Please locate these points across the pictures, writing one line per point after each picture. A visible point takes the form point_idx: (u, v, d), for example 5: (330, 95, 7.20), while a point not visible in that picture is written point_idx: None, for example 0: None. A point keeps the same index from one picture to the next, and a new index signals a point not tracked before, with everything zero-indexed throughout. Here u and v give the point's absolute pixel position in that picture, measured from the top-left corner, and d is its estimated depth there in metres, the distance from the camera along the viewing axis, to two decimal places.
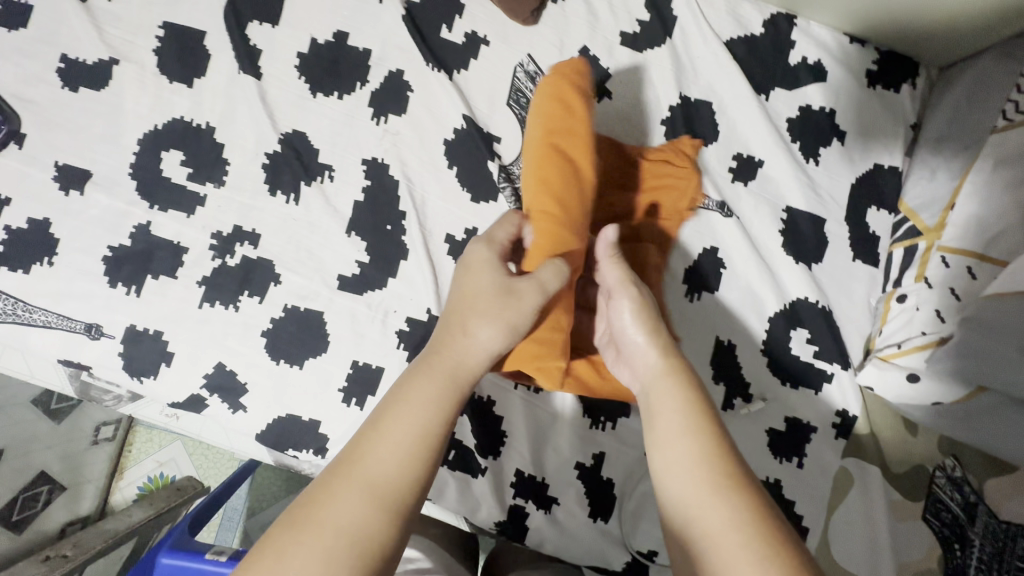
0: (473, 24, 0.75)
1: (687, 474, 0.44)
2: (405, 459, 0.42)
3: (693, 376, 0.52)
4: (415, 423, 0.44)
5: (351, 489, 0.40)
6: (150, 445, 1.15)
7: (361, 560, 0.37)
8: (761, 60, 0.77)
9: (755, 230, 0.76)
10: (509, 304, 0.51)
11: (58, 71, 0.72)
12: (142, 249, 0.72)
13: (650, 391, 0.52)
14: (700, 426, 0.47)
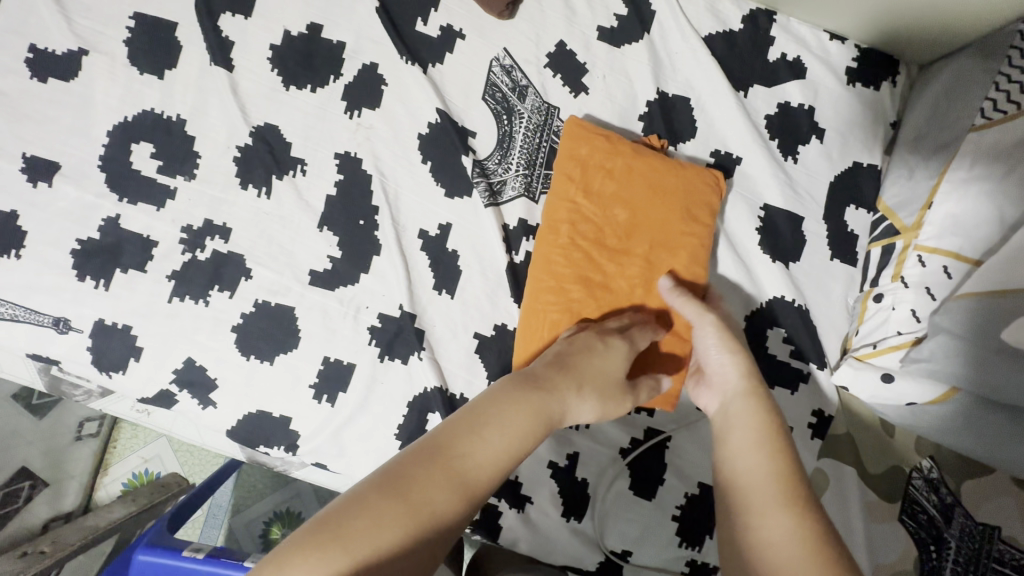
0: (449, 18, 0.74)
1: (759, 484, 0.45)
2: (494, 467, 0.44)
3: (773, 402, 0.53)
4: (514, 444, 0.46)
5: (436, 470, 0.41)
6: (136, 441, 1.14)
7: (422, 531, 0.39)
8: (740, 56, 0.76)
9: (733, 228, 0.75)
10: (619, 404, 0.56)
11: (26, 62, 0.71)
12: (111, 242, 0.71)
13: (727, 409, 0.54)
14: (776, 445, 0.48)
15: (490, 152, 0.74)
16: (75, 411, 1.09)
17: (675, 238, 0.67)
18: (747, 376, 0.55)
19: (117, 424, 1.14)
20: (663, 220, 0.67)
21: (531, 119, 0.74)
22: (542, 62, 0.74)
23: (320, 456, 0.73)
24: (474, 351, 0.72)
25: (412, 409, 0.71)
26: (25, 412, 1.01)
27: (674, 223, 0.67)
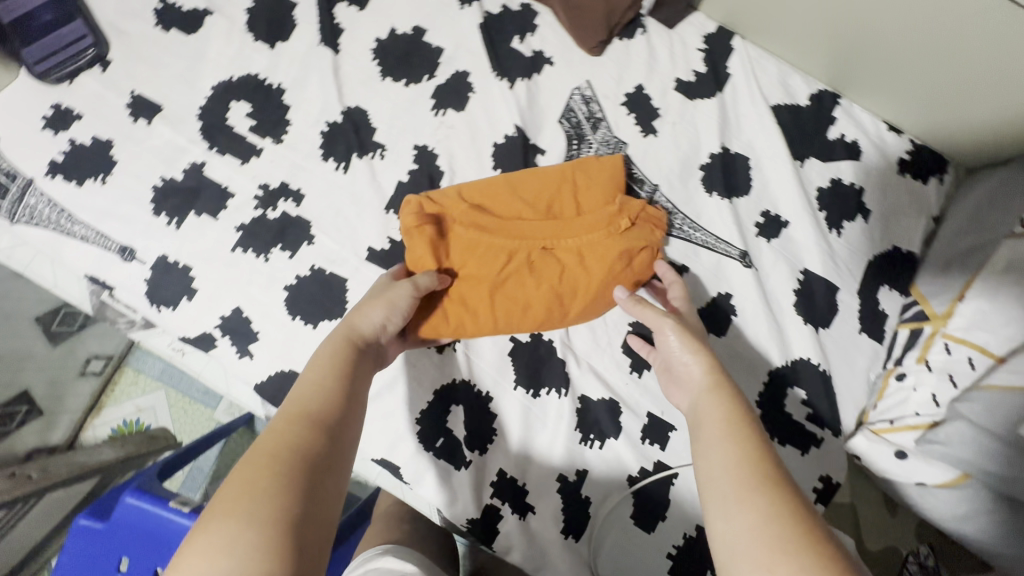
0: (542, 44, 0.80)
1: (728, 477, 0.45)
2: (318, 397, 0.51)
3: (735, 390, 0.55)
4: (320, 385, 0.53)
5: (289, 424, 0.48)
6: (134, 389, 1.16)
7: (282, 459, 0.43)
8: (803, 129, 0.81)
9: (771, 285, 0.78)
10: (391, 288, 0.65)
11: (155, 12, 0.77)
12: (191, 186, 0.75)
13: (696, 406, 0.56)
14: (737, 432, 0.50)
15: None
16: (87, 348, 1.12)
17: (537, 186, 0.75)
18: (705, 373, 0.58)
19: (121, 367, 1.16)
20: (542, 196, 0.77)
21: (600, 148, 0.78)
22: (619, 99, 0.79)
23: None
24: (507, 353, 0.76)
25: (437, 397, 0.75)
26: (42, 337, 1.06)
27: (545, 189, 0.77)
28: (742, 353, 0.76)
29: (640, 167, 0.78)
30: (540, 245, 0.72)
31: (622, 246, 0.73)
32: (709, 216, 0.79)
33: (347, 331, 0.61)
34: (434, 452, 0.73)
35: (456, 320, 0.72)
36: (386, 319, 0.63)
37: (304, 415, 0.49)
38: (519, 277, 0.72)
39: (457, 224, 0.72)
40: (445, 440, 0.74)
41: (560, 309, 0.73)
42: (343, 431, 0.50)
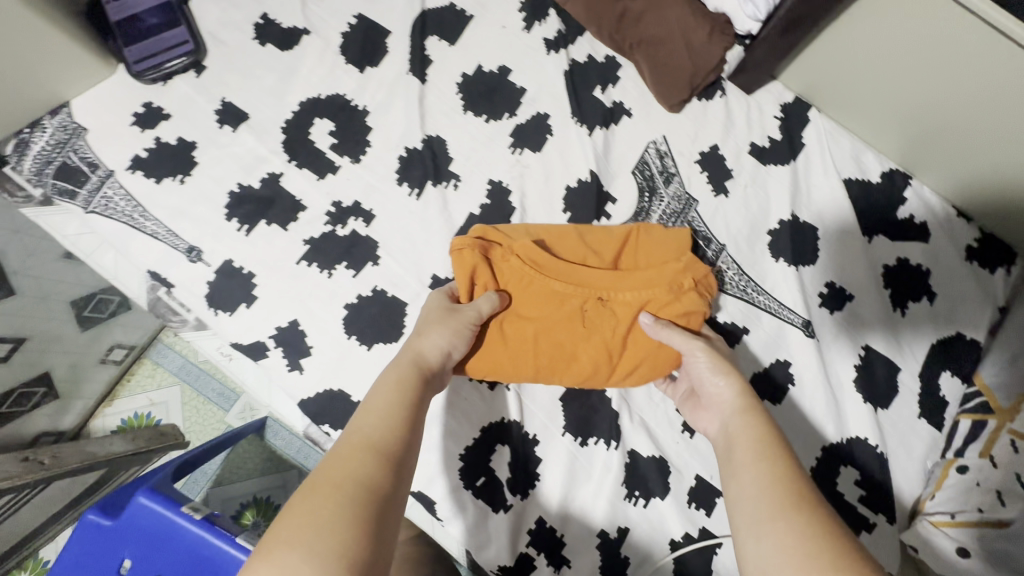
0: (623, 96, 0.81)
1: (757, 498, 0.44)
2: (387, 423, 0.49)
3: (767, 414, 0.54)
4: (388, 412, 0.50)
5: (357, 452, 0.45)
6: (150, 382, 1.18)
7: (348, 494, 0.41)
8: (872, 205, 0.81)
9: (831, 358, 0.77)
10: (457, 315, 0.63)
11: (255, 25, 0.80)
12: (266, 195, 0.76)
13: (726, 428, 0.55)
14: (772, 455, 0.48)
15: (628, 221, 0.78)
16: (112, 336, 1.10)
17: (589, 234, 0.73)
18: (738, 395, 0.58)
19: (139, 358, 1.18)
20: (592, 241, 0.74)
21: (670, 203, 0.79)
22: (693, 158, 0.80)
23: None
24: (559, 398, 0.75)
25: (484, 436, 0.73)
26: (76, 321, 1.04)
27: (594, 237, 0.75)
28: (798, 424, 0.75)
29: (708, 226, 0.79)
30: (595, 293, 0.69)
31: (682, 306, 0.69)
32: (774, 281, 0.78)
33: (417, 358, 0.58)
34: (473, 491, 0.71)
35: (497, 360, 0.68)
36: (450, 346, 0.61)
37: (367, 446, 0.46)
38: (569, 324, 0.69)
39: (512, 256, 0.69)
40: (486, 480, 0.72)
41: (606, 363, 0.69)
42: (405, 466, 0.47)
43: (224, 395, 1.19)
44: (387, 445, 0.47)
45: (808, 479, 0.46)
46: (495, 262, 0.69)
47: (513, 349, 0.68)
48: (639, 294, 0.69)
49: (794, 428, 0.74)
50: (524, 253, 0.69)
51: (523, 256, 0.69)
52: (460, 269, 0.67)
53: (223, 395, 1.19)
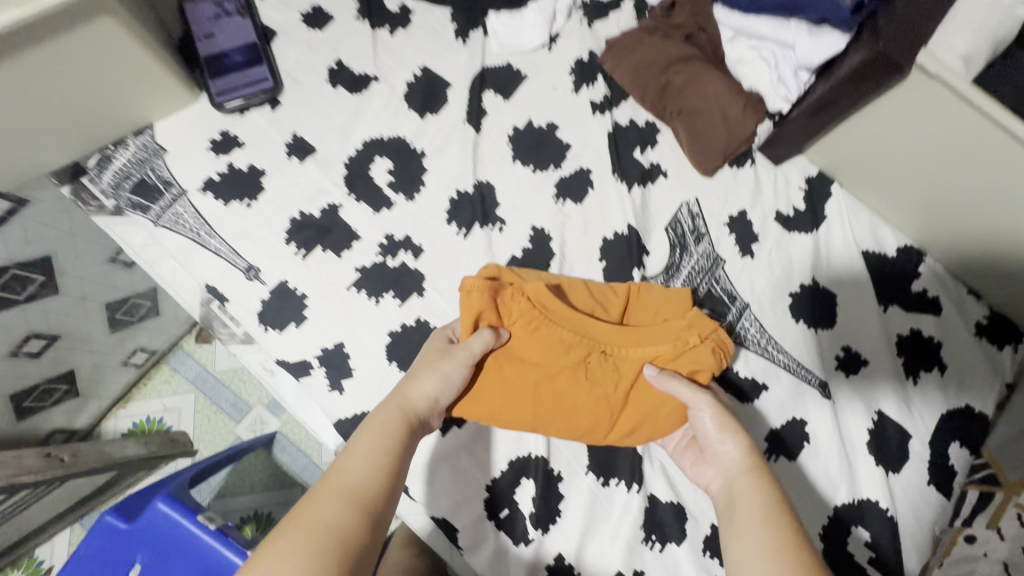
0: (660, 159, 0.88)
1: (766, 565, 0.50)
2: (368, 470, 0.54)
3: (772, 477, 0.60)
4: (373, 460, 0.55)
5: (338, 498, 0.51)
6: (166, 388, 1.26)
7: (320, 541, 0.46)
8: (887, 277, 0.87)
9: (845, 419, 0.81)
10: (452, 357, 0.67)
11: (328, 69, 0.87)
12: (324, 223, 0.82)
13: (732, 486, 0.61)
14: (776, 519, 0.54)
15: (659, 274, 0.83)
16: (137, 341, 1.16)
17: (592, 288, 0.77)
18: (745, 454, 0.63)
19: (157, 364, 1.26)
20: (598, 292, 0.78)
21: (699, 260, 0.84)
22: (722, 220, 0.86)
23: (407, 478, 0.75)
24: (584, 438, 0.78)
25: (510, 469, 0.76)
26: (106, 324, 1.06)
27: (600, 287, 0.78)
28: (812, 481, 0.78)
29: (733, 284, 0.84)
30: (598, 345, 0.73)
31: (686, 363, 0.72)
32: (793, 341, 0.83)
33: (405, 403, 0.63)
34: (496, 522, 0.74)
35: (495, 405, 0.71)
36: (439, 389, 0.65)
37: (349, 493, 0.52)
38: (570, 374, 0.72)
39: (521, 297, 0.72)
40: (508, 512, 0.75)
41: (606, 418, 0.72)
42: (384, 516, 0.53)
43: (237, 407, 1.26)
44: (369, 493, 0.52)
45: (810, 543, 0.51)
46: (504, 302, 0.72)
47: (512, 394, 0.71)
48: (642, 349, 0.72)
49: (808, 485, 0.77)
50: (534, 298, 0.72)
51: (533, 300, 0.72)
52: (466, 309, 0.70)
53: (235, 405, 1.27)
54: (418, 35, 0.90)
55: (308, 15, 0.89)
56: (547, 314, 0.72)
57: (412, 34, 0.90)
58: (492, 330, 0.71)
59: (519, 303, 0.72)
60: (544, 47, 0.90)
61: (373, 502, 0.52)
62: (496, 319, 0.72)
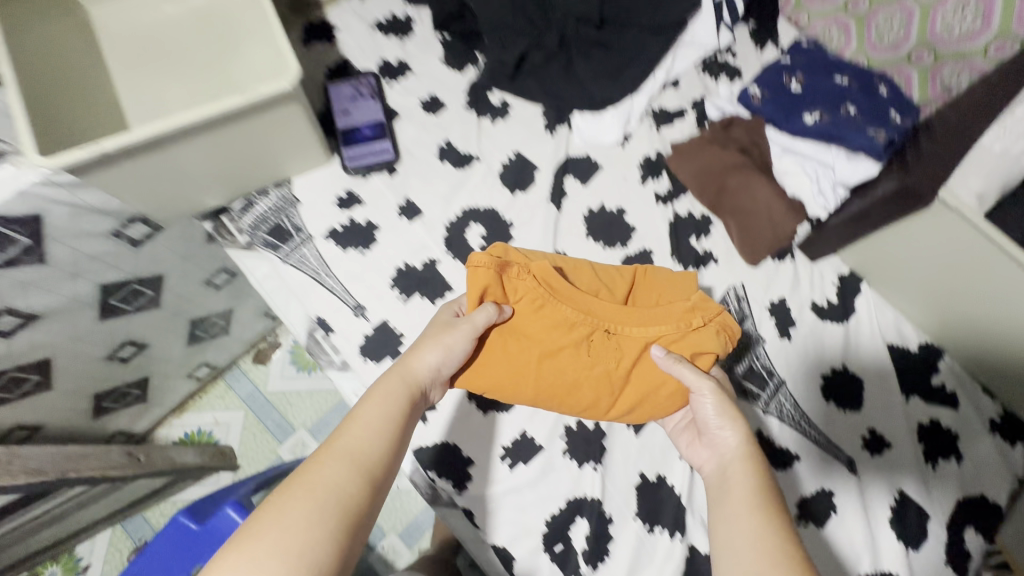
0: (711, 246, 1.02)
1: (750, 547, 0.58)
2: (368, 438, 0.65)
3: (766, 466, 0.68)
4: (373, 428, 0.66)
5: (340, 464, 0.61)
6: (210, 403, 1.76)
7: (327, 502, 0.58)
8: (910, 369, 0.98)
9: (868, 495, 0.89)
10: (457, 329, 0.77)
11: (439, 147, 1.04)
12: (425, 275, 0.96)
13: (725, 470, 0.70)
14: (764, 508, 0.62)
15: None
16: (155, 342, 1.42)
17: (595, 272, 0.88)
18: (743, 444, 0.71)
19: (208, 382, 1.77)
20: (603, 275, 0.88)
21: (743, 337, 0.96)
22: (764, 304, 0.99)
23: (476, 505, 0.85)
24: (634, 486, 0.87)
25: (567, 507, 0.86)
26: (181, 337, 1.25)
27: (606, 271, 0.88)
28: (837, 549, 0.86)
29: (772, 362, 0.95)
30: (601, 326, 0.83)
31: (689, 344, 0.81)
32: (823, 419, 0.93)
33: (407, 374, 0.73)
34: (550, 555, 0.83)
35: (498, 377, 0.82)
36: (442, 358, 0.75)
37: (350, 459, 0.62)
38: (573, 352, 0.82)
39: (527, 275, 0.83)
40: (562, 546, 0.84)
41: (606, 395, 0.83)
42: (385, 477, 0.64)
43: (281, 427, 1.76)
44: (367, 459, 0.63)
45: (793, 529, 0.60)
46: (510, 279, 0.83)
47: (518, 365, 0.82)
48: (644, 330, 0.82)
49: (834, 553, 0.85)
50: (540, 279, 0.83)
51: (539, 280, 0.83)
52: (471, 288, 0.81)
53: (279, 425, 1.75)
54: (514, 126, 1.07)
55: (427, 102, 1.08)
56: (549, 298, 0.83)
57: (509, 124, 1.08)
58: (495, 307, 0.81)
59: (526, 281, 0.83)
60: (618, 144, 1.07)
61: (372, 465, 0.63)
62: (499, 295, 0.82)
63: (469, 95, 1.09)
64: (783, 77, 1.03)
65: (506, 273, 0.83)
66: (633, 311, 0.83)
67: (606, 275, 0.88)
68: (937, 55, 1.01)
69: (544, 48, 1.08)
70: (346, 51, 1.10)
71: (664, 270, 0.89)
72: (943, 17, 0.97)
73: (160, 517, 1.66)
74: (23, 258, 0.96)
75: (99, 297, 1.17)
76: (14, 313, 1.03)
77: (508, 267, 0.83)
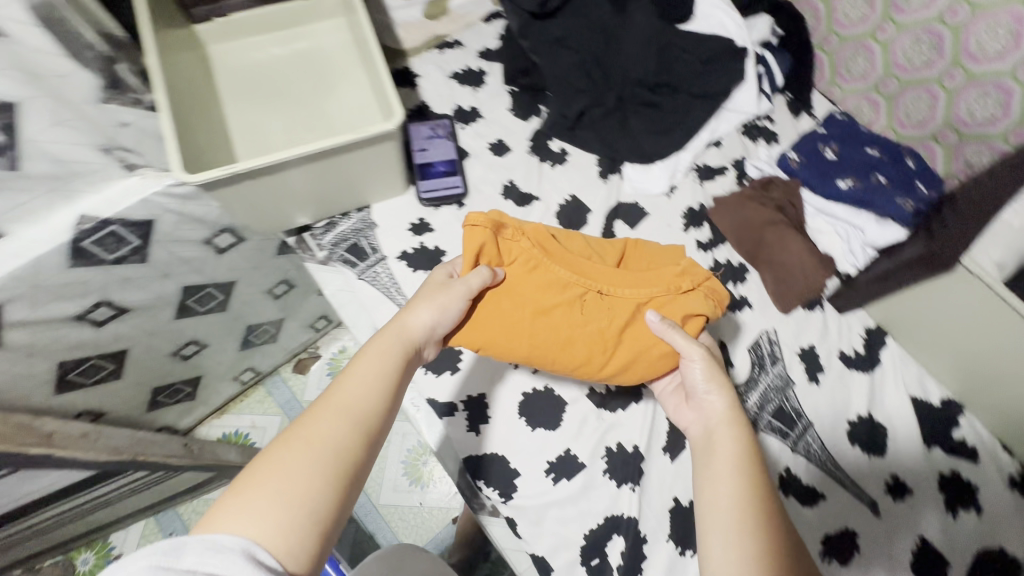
0: (747, 293, 1.11)
1: (729, 507, 0.62)
2: (362, 395, 0.68)
3: (747, 429, 0.71)
4: (367, 385, 0.69)
5: (334, 419, 0.64)
6: (250, 407, 1.85)
7: (324, 453, 0.62)
8: (932, 422, 1.04)
9: (890, 538, 0.94)
10: (451, 287, 0.82)
11: (503, 185, 1.16)
12: None
13: (711, 431, 0.72)
14: (746, 471, 0.65)
15: (741, 383, 1.03)
16: (213, 343, 1.51)
17: (587, 247, 0.95)
18: (729, 409, 0.73)
19: (251, 387, 1.86)
20: (595, 247, 0.95)
21: (775, 379, 1.04)
22: (794, 349, 1.07)
23: (521, 515, 0.93)
24: (668, 509, 0.93)
25: (605, 523, 0.92)
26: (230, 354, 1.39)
27: (597, 245, 0.95)
28: None
29: (801, 404, 1.02)
30: (594, 287, 0.88)
31: (679, 307, 0.86)
32: (849, 462, 0.99)
33: (403, 330, 0.76)
34: (588, 568, 0.89)
35: (492, 333, 0.86)
36: (435, 315, 0.79)
37: (345, 414, 0.65)
38: (567, 310, 0.87)
39: (520, 238, 0.90)
40: (598, 561, 0.90)
41: (599, 353, 0.87)
42: (379, 430, 0.67)
43: None
44: (361, 414, 0.66)
45: (769, 494, 0.64)
46: (504, 241, 0.89)
47: (512, 322, 0.86)
48: (636, 293, 0.87)
49: None
50: (535, 244, 0.90)
51: (533, 244, 0.89)
52: (467, 247, 0.86)
53: None
54: (571, 171, 1.19)
55: (494, 145, 1.21)
56: (542, 261, 0.89)
57: (566, 170, 1.20)
58: (489, 268, 0.86)
59: (521, 243, 0.89)
60: (664, 194, 1.18)
61: (367, 419, 0.66)
62: (492, 256, 0.88)
63: (532, 142, 1.22)
64: (820, 145, 1.14)
65: (500, 235, 0.89)
66: (624, 276, 0.89)
67: (595, 249, 0.95)
68: (960, 135, 1.12)
69: (602, 105, 1.21)
70: (426, 96, 1.25)
71: (652, 245, 0.97)
72: (966, 102, 1.08)
73: (192, 514, 1.72)
74: (130, 257, 1.08)
75: (179, 297, 1.28)
76: (110, 305, 1.14)
77: (503, 230, 0.89)
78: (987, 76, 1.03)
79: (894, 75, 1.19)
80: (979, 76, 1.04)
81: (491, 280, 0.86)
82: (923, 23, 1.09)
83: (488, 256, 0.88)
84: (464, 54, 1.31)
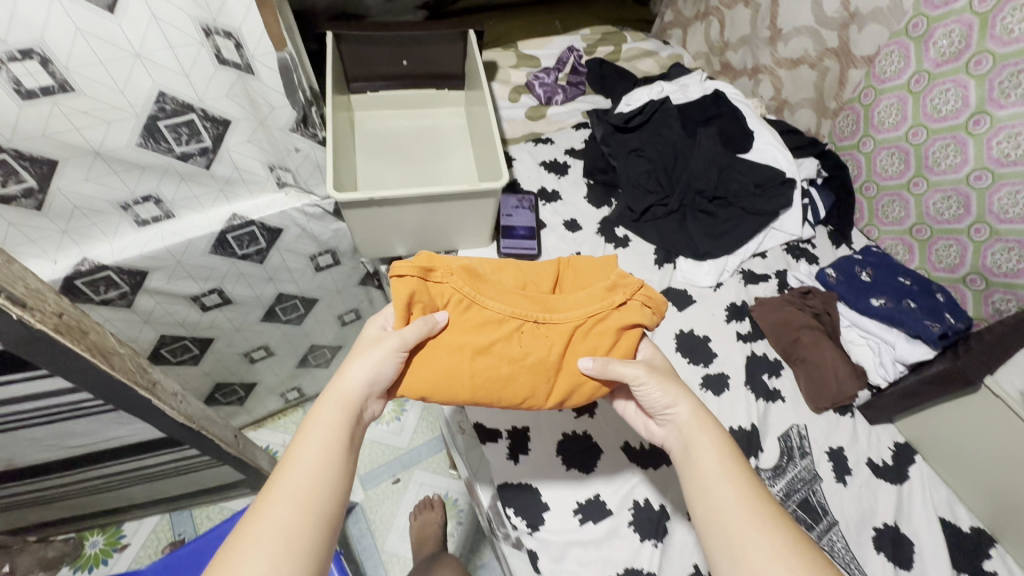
0: (780, 387, 1.20)
1: (738, 511, 0.67)
2: (313, 470, 0.68)
3: (716, 429, 0.77)
4: (317, 461, 0.69)
5: (286, 503, 0.64)
6: (285, 426, 1.94)
7: (284, 543, 0.61)
8: (961, 547, 1.04)
9: None
10: (382, 344, 0.80)
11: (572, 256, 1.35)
12: None
13: (687, 441, 0.76)
14: (736, 472, 0.71)
15: (769, 469, 1.08)
16: (281, 354, 1.66)
17: (517, 286, 0.94)
18: (694, 416, 0.78)
19: (291, 406, 1.97)
20: (525, 277, 0.95)
21: (802, 471, 1.08)
22: (824, 448, 1.12)
23: (544, 549, 0.96)
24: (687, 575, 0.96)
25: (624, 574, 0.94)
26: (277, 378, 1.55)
27: (527, 275, 0.95)
28: None
29: (827, 501, 1.06)
30: (531, 317, 0.88)
31: (614, 323, 0.87)
32: (874, 569, 0.99)
33: (344, 396, 0.76)
34: None
35: (433, 378, 0.84)
36: (373, 368, 0.78)
37: (298, 499, 0.65)
38: (505, 344, 0.86)
39: (450, 280, 0.88)
40: None
41: (542, 384, 0.86)
42: (337, 501, 0.68)
43: None
44: (315, 489, 0.66)
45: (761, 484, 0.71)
46: (433, 286, 0.88)
47: (456, 362, 0.85)
48: (572, 320, 0.88)
49: None
50: (463, 284, 0.89)
51: (461, 287, 0.88)
52: (398, 297, 0.83)
53: None
54: (632, 255, 1.37)
55: (568, 223, 1.42)
56: (474, 299, 0.88)
57: (627, 253, 1.38)
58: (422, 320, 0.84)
59: (448, 284, 0.88)
60: (711, 288, 1.33)
61: (326, 493, 0.67)
62: (419, 296, 0.85)
63: (600, 226, 1.42)
64: (856, 268, 1.29)
65: (429, 280, 0.88)
66: (558, 305, 0.90)
67: (524, 283, 0.94)
68: (988, 282, 1.25)
69: (666, 206, 1.41)
70: (518, 175, 1.49)
71: (581, 262, 0.98)
72: (992, 254, 1.23)
73: (203, 520, 1.76)
74: (252, 256, 1.28)
75: (271, 302, 1.45)
76: (221, 295, 1.33)
77: (431, 274, 0.88)
78: (1010, 234, 1.18)
79: (927, 224, 1.36)
80: (1003, 232, 1.19)
81: (428, 329, 0.83)
82: (952, 182, 1.27)
83: (419, 303, 0.86)
84: (554, 149, 1.57)
